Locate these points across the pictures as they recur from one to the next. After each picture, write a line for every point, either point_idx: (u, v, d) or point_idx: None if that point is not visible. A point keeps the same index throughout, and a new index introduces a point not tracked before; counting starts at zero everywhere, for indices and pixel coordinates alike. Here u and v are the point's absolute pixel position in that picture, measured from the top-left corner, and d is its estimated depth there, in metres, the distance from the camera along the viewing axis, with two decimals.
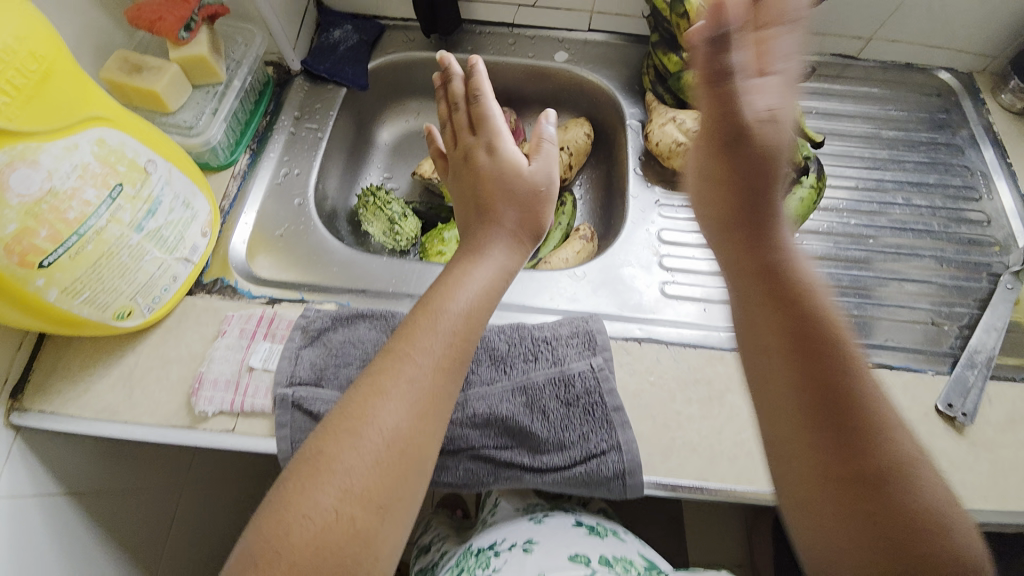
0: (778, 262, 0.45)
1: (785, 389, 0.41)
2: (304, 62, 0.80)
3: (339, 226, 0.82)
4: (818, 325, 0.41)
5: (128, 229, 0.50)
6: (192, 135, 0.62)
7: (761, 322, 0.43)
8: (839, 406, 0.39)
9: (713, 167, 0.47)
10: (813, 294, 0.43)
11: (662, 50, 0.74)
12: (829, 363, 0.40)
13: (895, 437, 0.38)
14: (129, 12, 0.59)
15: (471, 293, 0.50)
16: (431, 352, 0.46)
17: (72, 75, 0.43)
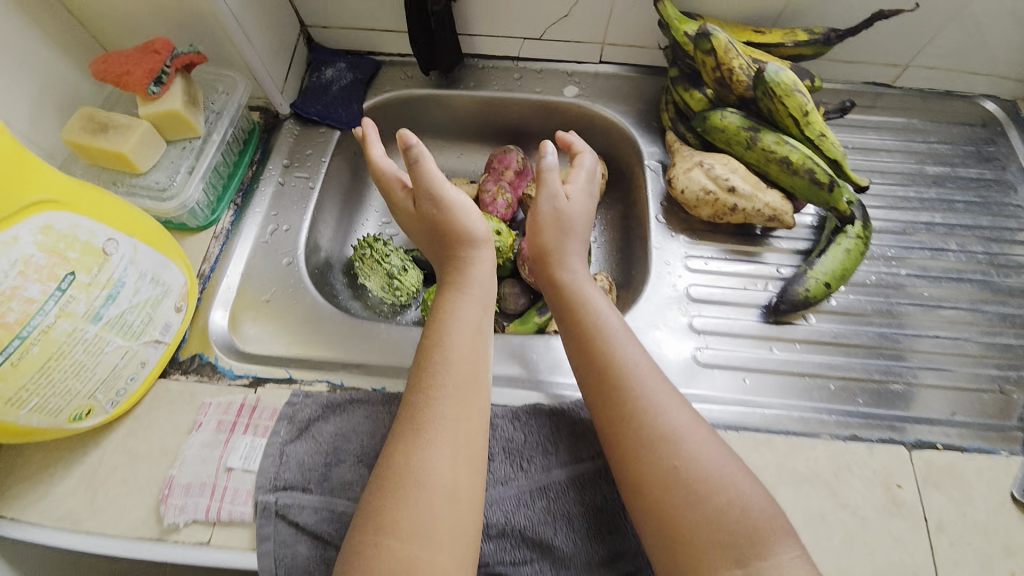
0: (578, 297, 0.56)
1: (600, 405, 0.50)
2: (294, 104, 0.74)
3: (332, 280, 0.75)
4: (606, 342, 0.52)
5: (83, 321, 0.43)
6: (165, 200, 0.56)
7: (579, 352, 0.53)
8: (627, 408, 0.48)
9: (547, 219, 0.59)
10: (601, 317, 0.54)
11: (682, 87, 0.67)
12: (614, 374, 0.50)
13: (667, 415, 0.47)
14: (93, 65, 0.53)
15: (478, 329, 0.53)
16: (459, 385, 0.48)
17: (13, 158, 0.38)
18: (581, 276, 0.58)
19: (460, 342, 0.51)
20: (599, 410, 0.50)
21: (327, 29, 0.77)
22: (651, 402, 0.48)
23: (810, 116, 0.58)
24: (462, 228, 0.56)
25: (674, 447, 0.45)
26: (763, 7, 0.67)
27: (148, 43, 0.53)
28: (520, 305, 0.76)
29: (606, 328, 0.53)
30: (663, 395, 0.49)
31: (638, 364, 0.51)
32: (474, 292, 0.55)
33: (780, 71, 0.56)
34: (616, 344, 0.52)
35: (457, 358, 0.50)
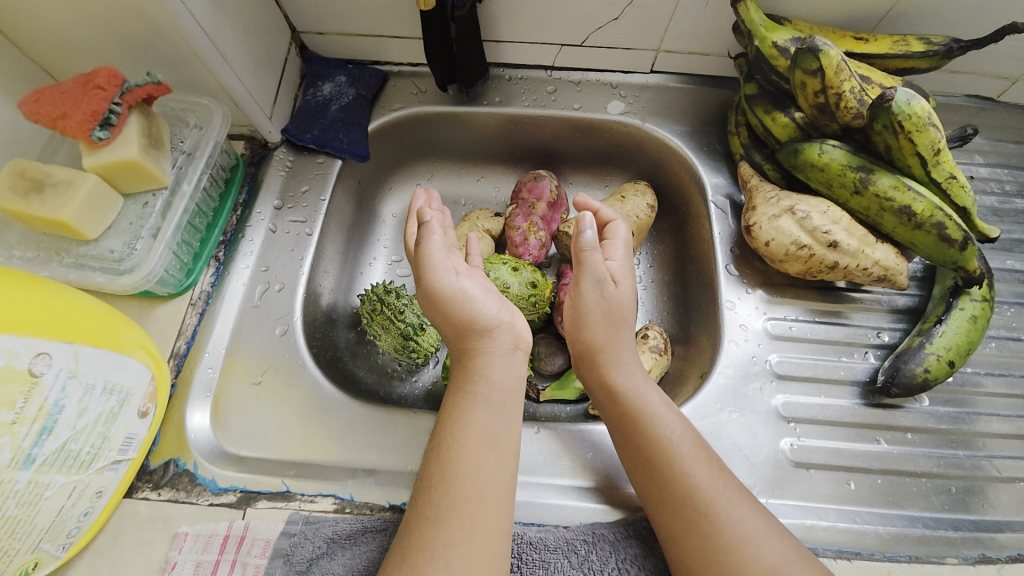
0: (635, 401, 0.47)
1: (681, 543, 0.41)
2: (286, 130, 0.62)
3: (336, 338, 0.63)
4: (678, 461, 0.44)
5: (9, 471, 0.33)
6: (122, 275, 0.44)
7: (639, 472, 0.45)
8: (710, 540, 0.40)
9: (594, 311, 0.48)
10: (667, 427, 0.45)
11: (762, 108, 0.54)
12: (693, 505, 0.42)
13: (762, 546, 0.39)
14: (24, 104, 0.41)
15: (493, 432, 0.43)
16: (470, 516, 0.39)
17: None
18: (639, 376, 0.49)
19: (470, 447, 0.42)
20: (679, 548, 0.42)
21: (322, 36, 0.64)
22: (739, 538, 0.40)
23: (941, 155, 0.46)
24: (464, 319, 0.46)
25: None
26: (865, 9, 0.54)
27: (88, 75, 0.41)
28: (559, 365, 0.64)
29: (675, 443, 0.45)
30: (752, 520, 0.41)
31: (719, 485, 0.42)
32: (484, 390, 0.45)
33: (912, 100, 0.43)
34: (692, 461, 0.43)
35: (467, 470, 0.41)
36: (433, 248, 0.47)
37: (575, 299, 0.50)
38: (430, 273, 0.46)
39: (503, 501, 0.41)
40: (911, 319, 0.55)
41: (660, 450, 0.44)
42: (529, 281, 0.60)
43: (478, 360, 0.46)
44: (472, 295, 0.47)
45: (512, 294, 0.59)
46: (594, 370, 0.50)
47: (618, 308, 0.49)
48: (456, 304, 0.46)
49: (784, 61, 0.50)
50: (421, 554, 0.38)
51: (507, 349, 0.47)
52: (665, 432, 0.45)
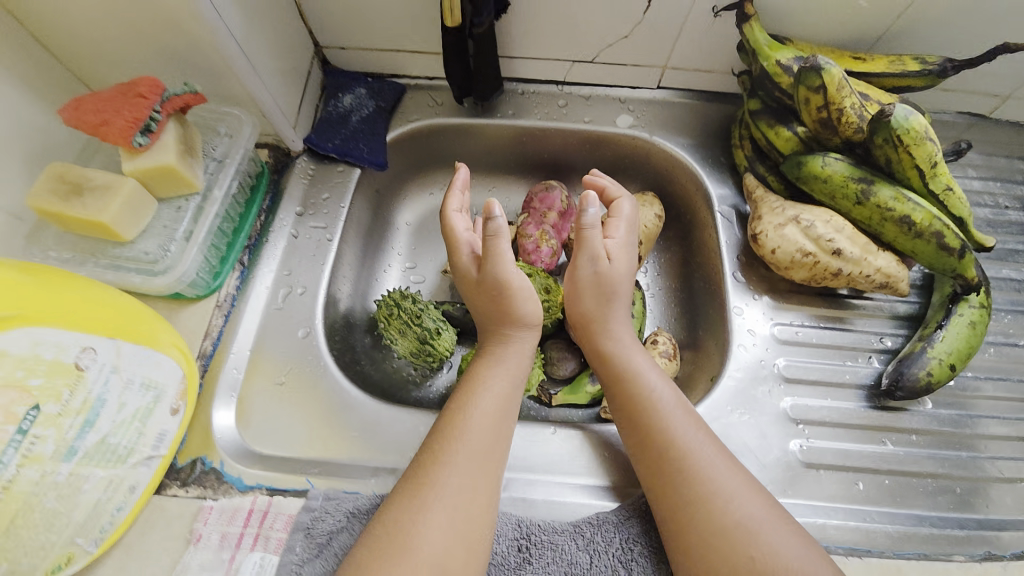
0: (623, 365, 0.51)
1: (657, 493, 0.44)
2: (308, 139, 0.64)
3: (354, 341, 0.64)
4: (659, 418, 0.47)
5: (54, 462, 0.34)
6: (157, 276, 0.45)
7: (627, 431, 0.48)
8: (687, 492, 0.43)
9: (585, 284, 0.52)
10: (651, 389, 0.48)
11: (766, 122, 0.56)
12: (669, 457, 0.45)
13: (733, 497, 0.42)
14: (64, 111, 0.43)
15: (498, 398, 0.49)
16: (473, 459, 0.45)
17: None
18: (628, 344, 0.52)
19: (483, 405, 0.48)
20: (657, 499, 0.44)
21: (344, 50, 0.67)
22: (709, 488, 0.42)
23: (938, 168, 0.48)
24: (512, 312, 0.53)
25: (745, 540, 0.40)
26: (861, 30, 0.57)
27: (130, 84, 0.43)
28: (570, 370, 0.65)
29: (657, 402, 0.48)
30: (727, 474, 0.43)
31: (697, 441, 0.45)
32: (506, 363, 0.52)
33: (910, 116, 0.46)
34: (673, 419, 0.46)
35: (468, 425, 0.46)
36: (506, 251, 0.51)
37: (573, 271, 0.52)
38: (502, 267, 0.51)
39: (500, 460, 0.46)
40: (911, 325, 0.57)
41: (642, 408, 0.48)
42: (543, 287, 0.62)
43: (503, 343, 0.53)
44: (527, 293, 0.53)
45: None
46: (586, 338, 0.54)
47: (608, 281, 0.52)
48: (507, 297, 0.52)
49: (787, 78, 0.53)
50: (425, 490, 0.42)
51: (525, 339, 0.54)
52: (647, 393, 0.48)
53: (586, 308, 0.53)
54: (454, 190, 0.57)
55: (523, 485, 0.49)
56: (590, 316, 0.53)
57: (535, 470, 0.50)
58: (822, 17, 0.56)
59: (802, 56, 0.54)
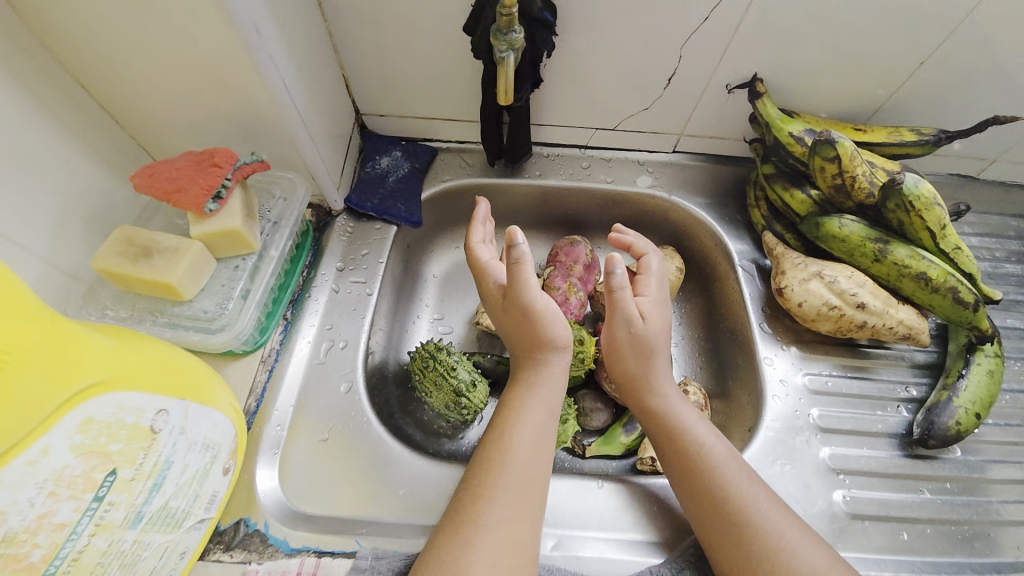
0: (671, 422, 0.50)
1: (720, 552, 0.45)
2: (348, 199, 0.67)
3: (388, 394, 0.65)
4: (714, 478, 0.46)
5: (122, 530, 0.33)
6: (215, 333, 0.46)
7: (680, 485, 0.49)
8: (748, 544, 0.43)
9: (624, 346, 0.51)
10: (702, 445, 0.48)
11: (782, 185, 0.61)
12: (728, 517, 0.45)
13: (799, 553, 0.42)
14: (137, 177, 0.44)
15: (536, 426, 0.49)
16: (516, 497, 0.44)
17: (63, 340, 0.30)
18: (674, 399, 0.52)
19: (524, 438, 0.48)
20: (716, 551, 0.45)
21: (383, 117, 0.72)
22: (772, 547, 0.42)
23: (946, 230, 0.53)
24: (540, 336, 0.51)
25: None
26: (858, 102, 0.63)
27: (206, 154, 0.45)
28: (603, 420, 0.65)
29: (710, 460, 0.47)
30: (788, 530, 0.43)
31: (755, 500, 0.45)
32: (543, 392, 0.51)
33: (919, 183, 0.51)
34: (731, 478, 0.46)
35: (509, 457, 0.46)
36: (531, 277, 0.50)
37: (609, 329, 0.52)
38: (524, 292, 0.50)
39: (541, 486, 0.47)
40: (932, 373, 0.59)
41: (697, 468, 0.47)
42: (576, 338, 0.63)
43: (539, 370, 0.52)
44: (554, 315, 0.52)
45: None
46: (629, 393, 0.53)
47: (644, 341, 0.51)
48: (537, 322, 0.51)
49: (800, 147, 0.58)
50: (471, 526, 0.42)
51: (562, 367, 0.53)
52: (700, 451, 0.48)
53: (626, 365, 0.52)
54: (475, 222, 0.60)
55: (573, 542, 0.49)
56: (631, 373, 0.52)
57: (584, 524, 0.50)
58: (824, 91, 0.63)
59: (812, 128, 0.59)
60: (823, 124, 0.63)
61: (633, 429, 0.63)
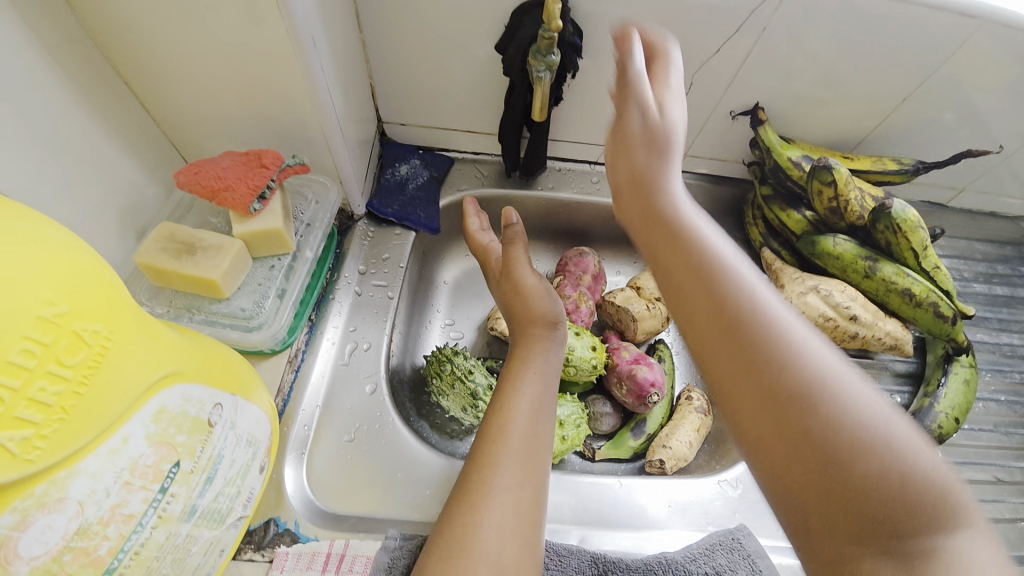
0: (660, 197, 0.41)
1: (703, 338, 0.36)
2: (370, 204, 0.68)
3: (404, 397, 0.65)
4: (703, 249, 0.38)
5: (178, 523, 0.33)
6: (253, 331, 0.47)
7: (670, 297, 0.38)
8: (753, 351, 0.33)
9: (636, 137, 0.43)
10: (694, 222, 0.39)
11: (778, 206, 0.66)
12: (718, 290, 0.35)
13: (803, 342, 0.33)
14: (181, 175, 0.45)
15: (537, 398, 0.48)
16: (519, 469, 0.43)
17: (147, 330, 0.30)
18: (682, 201, 0.41)
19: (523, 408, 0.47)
20: (718, 374, 0.35)
21: (404, 127, 0.74)
22: (773, 327, 0.33)
23: (927, 252, 0.59)
24: (533, 309, 0.56)
25: (840, 435, 0.29)
26: (847, 132, 0.69)
27: (256, 156, 0.47)
28: (610, 425, 0.68)
29: (703, 239, 0.38)
30: (797, 327, 0.34)
31: (751, 278, 0.36)
32: (537, 364, 0.51)
33: (905, 209, 0.58)
34: (751, 294, 0.35)
35: (512, 425, 0.45)
36: (522, 255, 0.59)
37: (622, 123, 0.45)
38: (518, 267, 0.58)
39: (542, 458, 0.45)
40: (913, 381, 0.65)
41: (684, 240, 0.38)
42: (590, 345, 0.66)
43: (540, 342, 0.53)
44: (546, 291, 0.57)
45: (577, 356, 0.65)
46: (625, 189, 0.45)
47: (670, 119, 0.43)
48: (534, 295, 0.56)
49: (797, 172, 0.63)
50: (477, 490, 0.42)
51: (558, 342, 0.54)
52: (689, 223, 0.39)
53: (632, 148, 0.44)
54: (467, 214, 0.65)
55: (593, 536, 0.51)
56: (632, 168, 0.44)
57: (602, 513, 0.52)
58: (818, 122, 0.69)
59: (808, 154, 0.64)
60: (817, 152, 0.69)
61: (641, 432, 0.67)
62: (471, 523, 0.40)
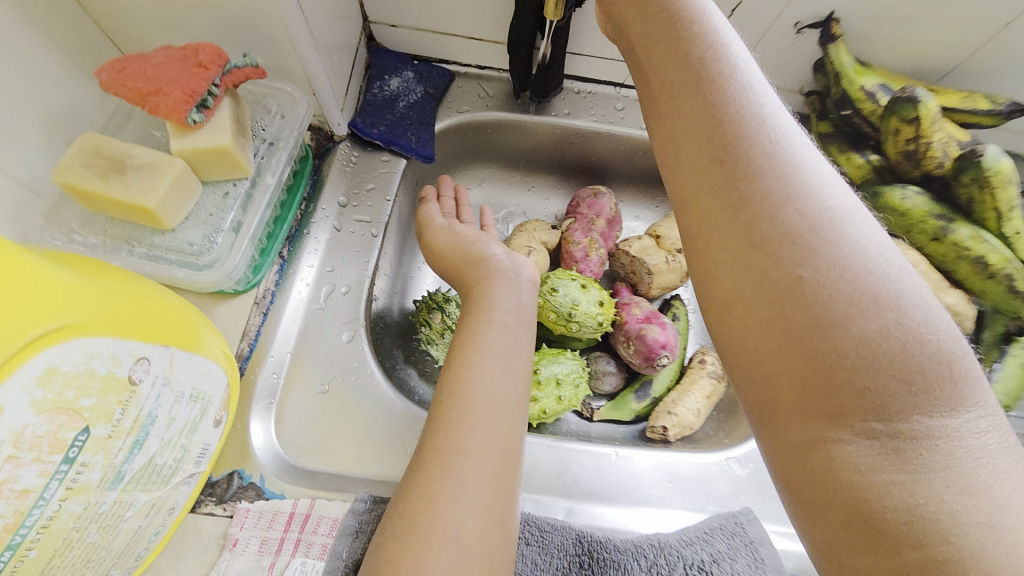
0: (670, 8, 0.31)
1: (694, 188, 0.28)
2: (354, 123, 0.58)
3: (388, 344, 0.58)
4: (714, 75, 0.29)
5: (99, 491, 0.29)
6: (203, 270, 0.41)
7: (665, 105, 0.30)
8: (745, 172, 0.27)
9: None
10: (711, 37, 0.30)
11: (839, 146, 0.56)
12: (725, 128, 0.28)
13: (817, 197, 0.26)
14: (103, 73, 0.37)
15: (501, 350, 0.41)
16: (497, 445, 0.38)
17: (10, 274, 0.24)
18: None
19: (483, 367, 0.40)
20: (696, 207, 0.28)
21: (395, 29, 0.62)
22: (783, 177, 0.26)
23: (1014, 213, 0.49)
24: (471, 253, 0.49)
25: (834, 278, 0.24)
26: (937, 61, 0.54)
27: (190, 51, 0.38)
28: (613, 385, 0.62)
29: (719, 64, 0.29)
30: (813, 177, 0.26)
31: (761, 98, 0.28)
32: (491, 318, 0.43)
33: (1000, 159, 0.49)
34: (751, 104, 0.28)
35: (478, 383, 0.39)
36: (433, 215, 0.53)
37: None
38: (431, 230, 0.52)
39: (518, 423, 0.40)
40: None
41: (693, 63, 0.29)
42: (598, 299, 0.59)
43: (483, 284, 0.46)
44: (466, 237, 0.50)
45: (581, 312, 0.58)
46: None
47: None
48: (458, 244, 0.50)
49: (869, 105, 0.54)
50: (434, 461, 0.37)
51: (511, 276, 0.46)
52: (704, 39, 0.30)
53: None
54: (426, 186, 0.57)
55: (584, 511, 0.47)
56: None
57: (593, 485, 0.48)
58: (902, 44, 0.53)
59: (887, 84, 0.54)
60: (898, 81, 0.55)
61: (646, 396, 0.61)
62: (430, 497, 0.35)
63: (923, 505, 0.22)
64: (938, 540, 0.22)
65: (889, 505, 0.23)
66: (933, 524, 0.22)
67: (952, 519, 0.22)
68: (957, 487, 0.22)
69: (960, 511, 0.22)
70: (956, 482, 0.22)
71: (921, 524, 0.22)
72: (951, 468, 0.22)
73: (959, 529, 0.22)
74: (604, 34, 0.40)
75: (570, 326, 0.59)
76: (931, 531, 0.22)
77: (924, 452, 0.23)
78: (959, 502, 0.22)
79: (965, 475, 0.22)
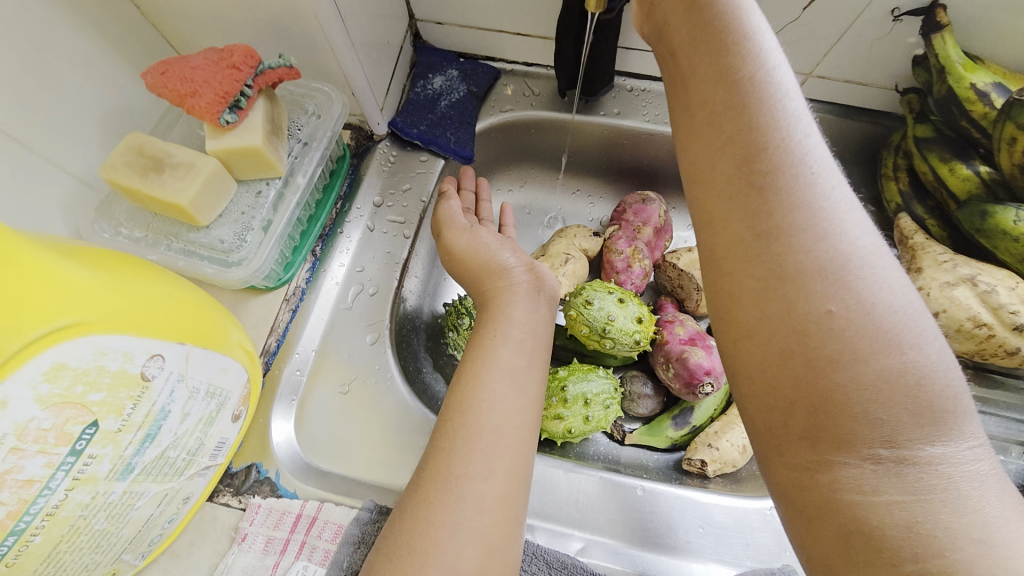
0: (720, 15, 0.27)
1: (722, 207, 0.25)
2: (394, 122, 0.58)
3: (417, 349, 0.55)
4: (761, 98, 0.25)
5: (107, 481, 0.30)
6: (231, 267, 0.42)
7: (700, 119, 0.27)
8: (778, 199, 0.24)
9: None
10: (762, 58, 0.26)
11: (939, 155, 0.48)
12: (766, 156, 0.24)
13: (850, 232, 0.23)
14: (149, 75, 0.38)
15: (516, 369, 0.39)
16: (502, 470, 0.35)
17: (18, 274, 0.25)
18: None
19: (494, 385, 0.37)
20: (723, 229, 0.25)
21: (440, 26, 0.60)
22: (822, 213, 0.24)
23: None
24: (489, 262, 0.46)
25: (860, 320, 0.22)
26: None
27: (224, 53, 0.38)
28: (649, 409, 0.58)
29: (766, 86, 0.25)
30: (848, 211, 0.24)
31: (802, 120, 0.25)
32: (507, 332, 0.40)
33: None
34: (791, 127, 0.25)
35: (486, 403, 0.37)
36: (453, 213, 0.50)
37: None
38: (449, 230, 0.49)
39: (526, 447, 0.37)
40: None
41: (737, 78, 0.26)
42: (636, 316, 0.54)
43: (500, 297, 0.43)
44: (485, 244, 0.47)
45: (616, 328, 0.53)
46: None
47: None
48: (478, 249, 0.47)
49: (982, 106, 0.44)
50: (433, 483, 0.34)
51: (527, 289, 0.44)
52: (755, 57, 0.26)
53: None
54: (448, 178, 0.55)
55: (599, 549, 0.43)
56: None
57: (613, 522, 0.44)
58: None
59: (1003, 83, 0.44)
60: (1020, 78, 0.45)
61: (684, 424, 0.55)
62: (427, 519, 0.33)
63: (921, 521, 0.21)
64: (933, 554, 0.20)
65: (888, 523, 0.21)
66: (930, 539, 0.20)
67: (948, 536, 0.20)
68: (952, 507, 0.21)
69: (956, 529, 0.20)
70: (952, 501, 0.21)
71: (918, 540, 0.21)
72: (948, 490, 0.21)
73: (954, 544, 0.20)
74: (642, 34, 0.35)
75: (604, 343, 0.55)
76: (928, 547, 0.20)
77: (925, 476, 0.21)
78: (954, 519, 0.21)
79: (960, 497, 0.21)
